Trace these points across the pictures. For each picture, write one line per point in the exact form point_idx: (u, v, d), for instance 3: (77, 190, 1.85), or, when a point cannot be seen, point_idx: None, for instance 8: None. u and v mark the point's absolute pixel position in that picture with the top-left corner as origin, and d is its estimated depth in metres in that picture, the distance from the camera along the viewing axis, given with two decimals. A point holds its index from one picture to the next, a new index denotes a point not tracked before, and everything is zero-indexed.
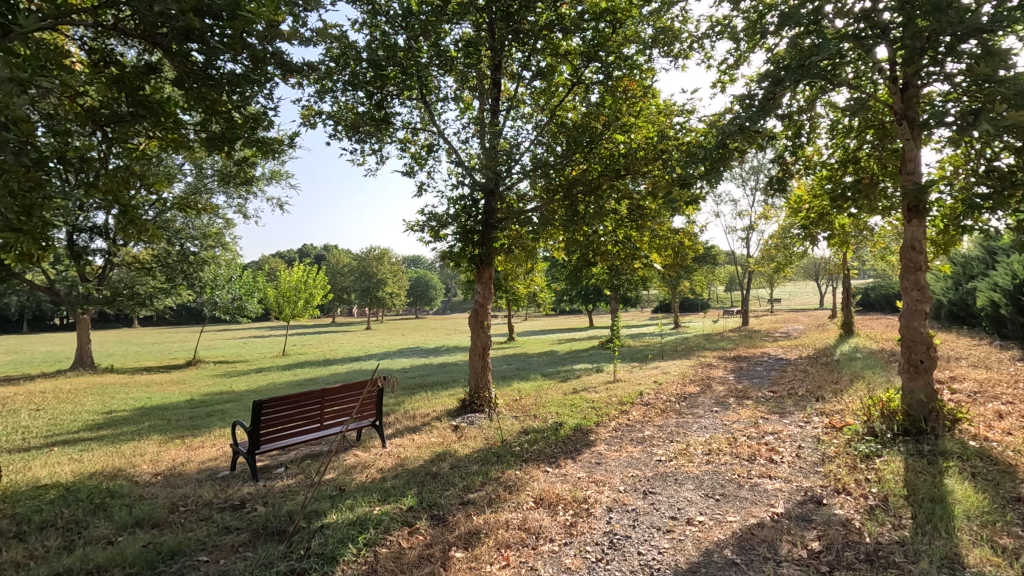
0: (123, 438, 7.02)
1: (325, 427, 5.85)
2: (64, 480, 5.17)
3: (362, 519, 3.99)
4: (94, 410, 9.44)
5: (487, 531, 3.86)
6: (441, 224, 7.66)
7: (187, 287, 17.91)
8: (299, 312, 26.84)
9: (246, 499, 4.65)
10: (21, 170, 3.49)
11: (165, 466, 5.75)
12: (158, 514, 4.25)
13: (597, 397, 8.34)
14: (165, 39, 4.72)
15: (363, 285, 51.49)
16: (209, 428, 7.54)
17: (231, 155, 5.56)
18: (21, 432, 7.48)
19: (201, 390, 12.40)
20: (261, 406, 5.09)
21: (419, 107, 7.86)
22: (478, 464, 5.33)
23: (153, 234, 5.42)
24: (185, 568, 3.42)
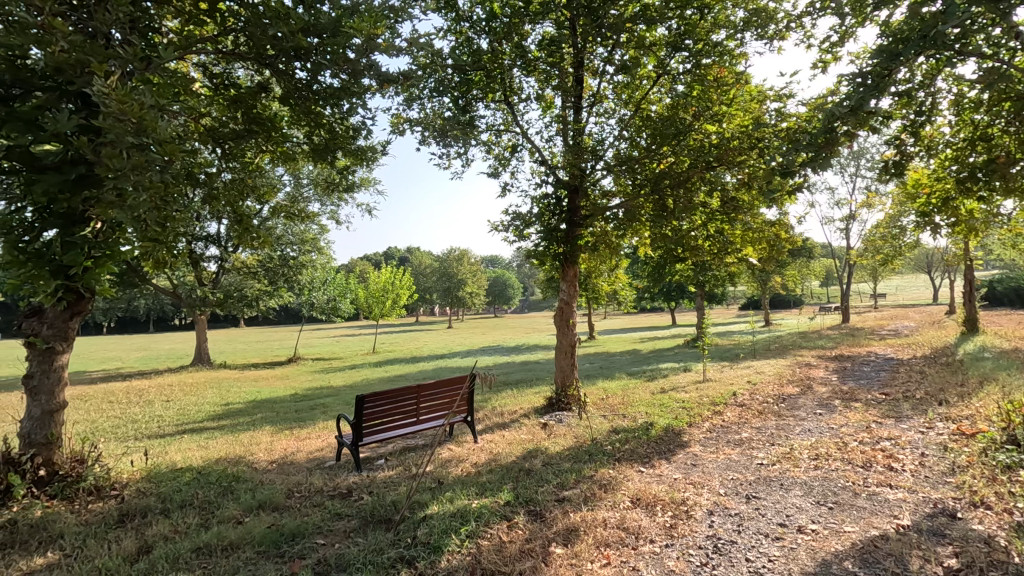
0: (240, 428, 7.69)
1: (422, 421, 6.11)
2: (196, 464, 5.75)
3: (463, 511, 4.12)
4: (215, 402, 10.42)
5: (585, 529, 3.85)
6: (525, 223, 7.77)
7: (287, 289, 19.30)
8: (388, 312, 28.10)
9: (353, 488, 4.94)
10: (163, 185, 3.91)
11: (279, 454, 6.22)
12: (277, 498, 4.61)
13: (688, 396, 8.09)
14: (273, 60, 5.11)
15: (444, 285, 52.85)
16: (314, 420, 8.09)
17: (333, 163, 5.94)
18: (156, 421, 8.39)
19: (302, 384, 13.30)
20: (363, 399, 5.40)
21: (503, 110, 8.01)
22: (570, 462, 5.33)
23: (265, 241, 5.93)
24: (306, 550, 3.69)
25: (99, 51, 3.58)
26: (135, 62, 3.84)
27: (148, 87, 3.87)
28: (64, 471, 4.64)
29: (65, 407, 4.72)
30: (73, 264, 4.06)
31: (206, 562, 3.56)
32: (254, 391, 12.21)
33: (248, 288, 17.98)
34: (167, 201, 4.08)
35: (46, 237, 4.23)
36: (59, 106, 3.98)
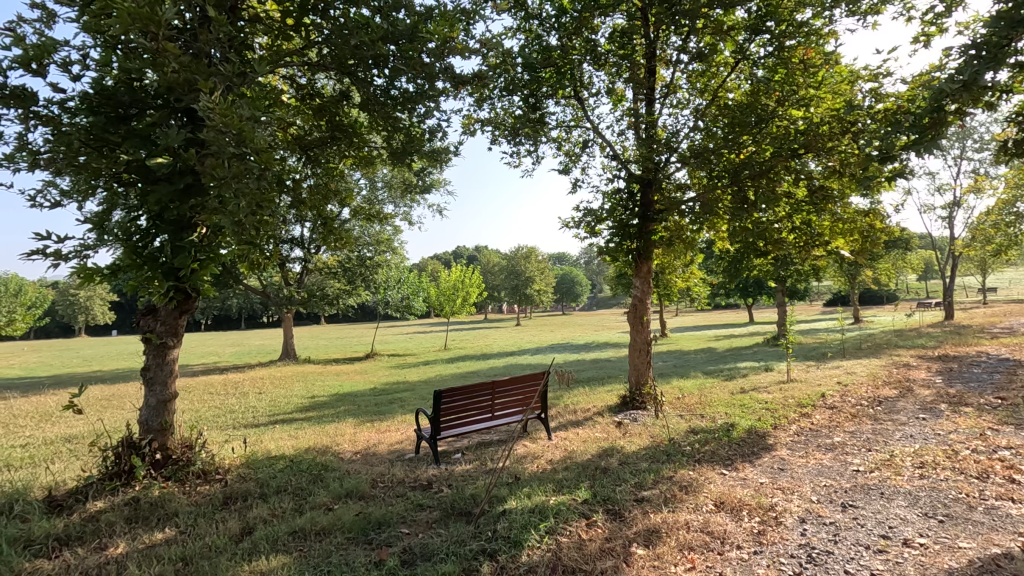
0: (326, 420, 8.12)
1: (496, 417, 6.21)
2: (288, 452, 6.14)
3: (541, 507, 4.13)
4: (302, 395, 11.06)
5: (667, 530, 3.76)
6: (597, 219, 7.68)
7: (364, 288, 20.18)
8: (458, 309, 28.71)
9: (433, 480, 5.09)
10: (258, 191, 4.20)
11: (362, 445, 6.52)
12: (363, 488, 4.84)
13: (771, 397, 7.71)
14: (354, 69, 5.35)
15: (512, 283, 53.19)
16: (393, 414, 8.41)
17: (410, 165, 6.13)
18: (252, 411, 9.03)
19: (380, 379, 13.86)
20: (441, 395, 5.55)
21: (574, 106, 7.94)
22: (647, 462, 5.22)
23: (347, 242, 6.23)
24: (392, 538, 3.84)
25: (204, 69, 3.89)
26: (234, 78, 4.14)
27: (246, 101, 4.16)
28: (176, 455, 5.06)
29: (176, 396, 5.13)
30: (182, 266, 4.44)
31: (301, 545, 3.79)
32: (337, 385, 12.87)
33: (329, 287, 18.93)
34: (262, 207, 4.37)
35: (159, 242, 4.65)
36: (169, 122, 4.37)
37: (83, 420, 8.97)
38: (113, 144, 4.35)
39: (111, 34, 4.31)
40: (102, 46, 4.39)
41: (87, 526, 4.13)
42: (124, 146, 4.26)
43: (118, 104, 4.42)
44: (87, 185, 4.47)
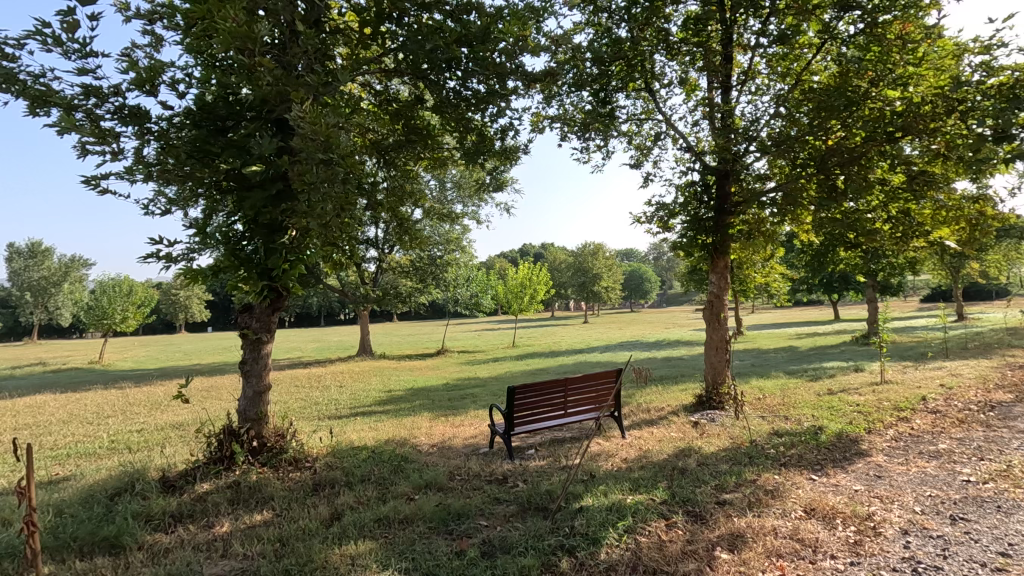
0: (402, 413, 8.42)
1: (570, 414, 6.20)
2: (370, 443, 6.42)
3: (618, 505, 4.09)
4: (379, 388, 11.54)
5: (753, 536, 3.61)
6: (670, 214, 7.49)
7: (435, 287, 20.74)
8: (526, 307, 28.89)
9: (508, 475, 5.16)
10: (343, 194, 4.41)
11: (439, 439, 6.71)
12: (441, 480, 4.98)
13: (863, 399, 7.20)
14: (429, 73, 5.51)
15: (579, 280, 52.73)
16: (466, 409, 8.59)
17: (483, 165, 6.24)
18: (334, 403, 9.53)
19: (452, 375, 14.23)
20: (514, 391, 5.62)
21: (645, 99, 7.76)
22: (728, 464, 5.03)
23: (422, 241, 6.45)
24: (471, 529, 3.93)
25: (292, 81, 4.15)
26: (320, 88, 4.38)
27: (331, 109, 4.39)
28: (270, 443, 5.42)
29: (269, 387, 5.50)
30: (275, 267, 4.76)
31: (386, 532, 3.96)
32: (411, 380, 13.33)
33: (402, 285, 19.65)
34: (346, 209, 4.59)
35: (252, 244, 4.98)
36: (262, 132, 4.68)
37: (188, 409, 9.82)
38: (213, 155, 4.71)
39: (210, 53, 4.67)
40: (202, 64, 4.76)
41: (197, 505, 4.52)
42: (222, 156, 4.61)
43: (217, 117, 4.78)
44: (191, 193, 4.88)
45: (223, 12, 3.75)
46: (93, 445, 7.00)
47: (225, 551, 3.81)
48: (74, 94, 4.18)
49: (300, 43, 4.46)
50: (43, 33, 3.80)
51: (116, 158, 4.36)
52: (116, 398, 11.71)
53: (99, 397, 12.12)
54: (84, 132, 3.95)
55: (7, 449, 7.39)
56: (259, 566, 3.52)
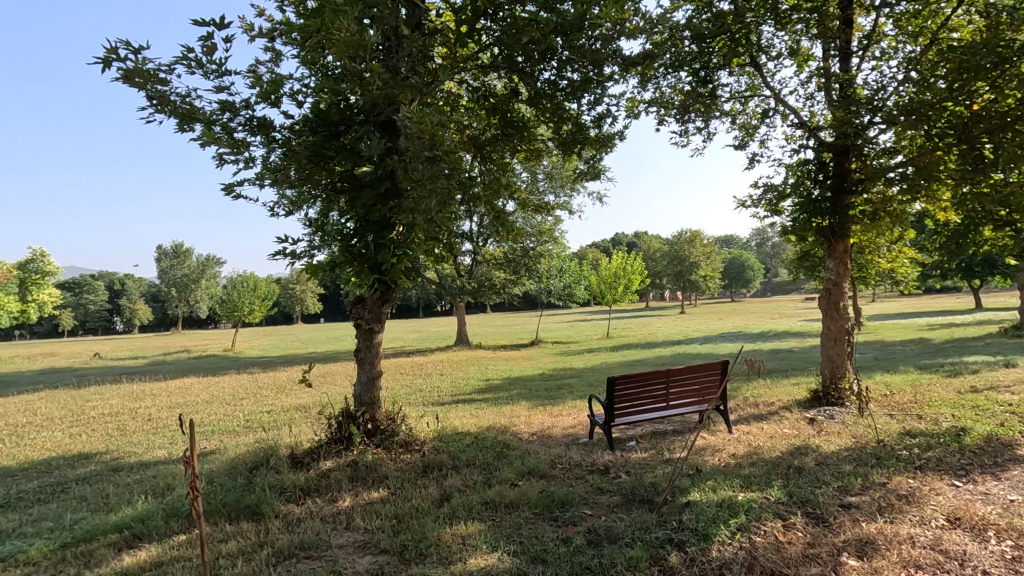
0: (501, 401, 8.64)
1: (672, 407, 6.05)
2: (472, 430, 6.66)
3: (729, 502, 3.93)
4: (478, 377, 11.90)
5: (885, 543, 3.32)
6: (779, 195, 6.99)
7: (529, 278, 20.94)
8: (620, 297, 28.37)
9: (610, 466, 5.12)
10: (447, 190, 4.58)
11: (538, 428, 6.81)
12: (543, 467, 5.06)
13: (1017, 399, 6.33)
14: (525, 65, 5.56)
15: (674, 269, 50.79)
16: (564, 399, 8.63)
17: (579, 154, 6.19)
18: (437, 390, 9.97)
19: (548, 365, 14.34)
20: (614, 382, 5.56)
21: (750, 74, 7.29)
22: (852, 464, 4.65)
23: (519, 233, 6.55)
24: (575, 517, 3.96)
25: (399, 83, 4.37)
26: (423, 88, 4.57)
27: (434, 107, 4.58)
28: (383, 426, 5.78)
29: (381, 374, 5.86)
30: (384, 261, 5.05)
31: (493, 515, 4.10)
32: (508, 369, 13.60)
33: (497, 277, 20.05)
34: (449, 205, 4.77)
35: (363, 239, 5.31)
36: (371, 135, 4.97)
37: (309, 392, 10.73)
38: (328, 158, 5.08)
39: (324, 63, 5.02)
40: (317, 75, 5.13)
41: (322, 480, 4.94)
42: (337, 159, 4.94)
43: (331, 123, 5.14)
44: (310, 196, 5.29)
45: (336, 24, 4.02)
46: (233, 423, 7.87)
47: (348, 524, 4.14)
48: (213, 110, 4.70)
49: (405, 48, 4.69)
50: (188, 58, 4.30)
51: (248, 165, 4.85)
52: (248, 382, 13.06)
53: (234, 381, 13.58)
54: (222, 144, 4.42)
55: (165, 424, 8.52)
56: (379, 540, 3.79)
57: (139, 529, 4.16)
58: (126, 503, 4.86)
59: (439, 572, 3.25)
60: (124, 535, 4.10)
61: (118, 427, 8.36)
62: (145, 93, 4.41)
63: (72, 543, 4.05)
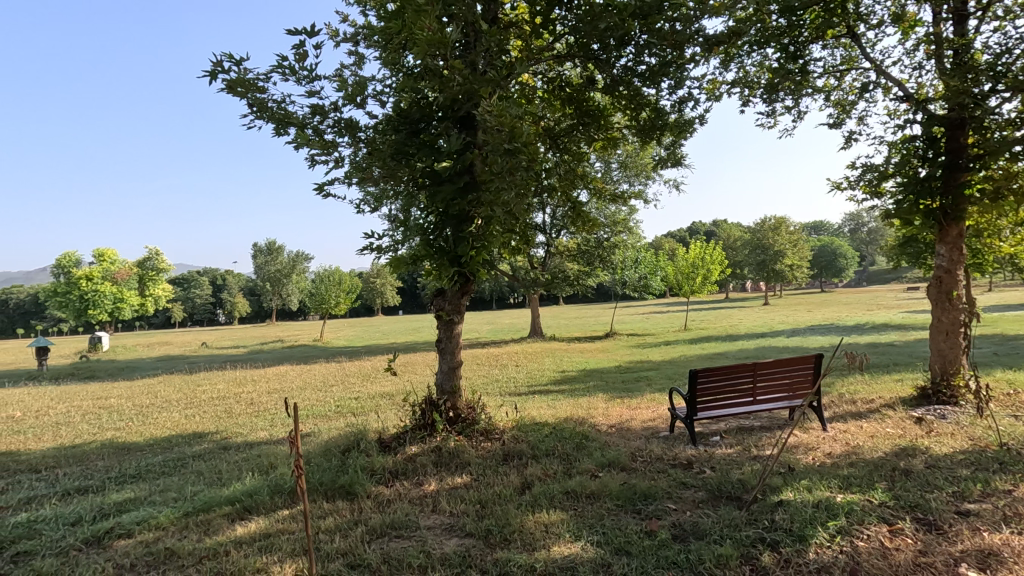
0: (578, 393, 8.62)
1: (759, 402, 5.77)
2: (550, 420, 6.70)
3: (826, 503, 3.71)
4: (554, 369, 11.94)
5: (1012, 555, 3.01)
6: (881, 175, 6.45)
7: (603, 270, 20.69)
8: (699, 288, 27.38)
9: (693, 460, 4.98)
10: (526, 181, 4.61)
11: (617, 420, 6.74)
12: (623, 460, 5.01)
13: None
14: (602, 53, 5.47)
15: (757, 258, 48.24)
16: (642, 392, 8.48)
17: (658, 141, 6.01)
18: (513, 381, 10.10)
19: (624, 357, 14.13)
20: (697, 374, 5.40)
21: (846, 46, 6.76)
22: (969, 468, 4.24)
23: (595, 224, 6.48)
24: (659, 511, 3.90)
25: (478, 78, 4.45)
26: (501, 82, 4.63)
27: (512, 100, 4.63)
28: (464, 415, 5.94)
29: (461, 363, 6.02)
30: (463, 253, 5.17)
31: (574, 505, 4.11)
32: (583, 361, 13.55)
33: (570, 269, 19.97)
34: (526, 196, 4.80)
35: (443, 233, 5.44)
36: (451, 131, 5.10)
37: (391, 381, 11.23)
38: (410, 155, 5.26)
39: (405, 63, 5.19)
40: (398, 75, 5.31)
41: (408, 464, 5.16)
42: (417, 156, 5.18)
43: (412, 121, 5.31)
44: (392, 192, 5.55)
45: (419, 24, 4.16)
46: (325, 409, 8.39)
47: (435, 507, 4.31)
48: (305, 114, 4.99)
49: (482, 42, 4.75)
50: (283, 66, 4.59)
51: (336, 165, 5.12)
52: (337, 370, 13.86)
53: (324, 369, 14.46)
54: (314, 145, 4.70)
55: (265, 407, 9.23)
56: (464, 523, 3.92)
57: (249, 502, 4.55)
58: (236, 478, 5.33)
59: (525, 558, 3.32)
60: (237, 507, 4.50)
61: (225, 410, 9.15)
62: (246, 101, 4.76)
63: (193, 512, 4.49)
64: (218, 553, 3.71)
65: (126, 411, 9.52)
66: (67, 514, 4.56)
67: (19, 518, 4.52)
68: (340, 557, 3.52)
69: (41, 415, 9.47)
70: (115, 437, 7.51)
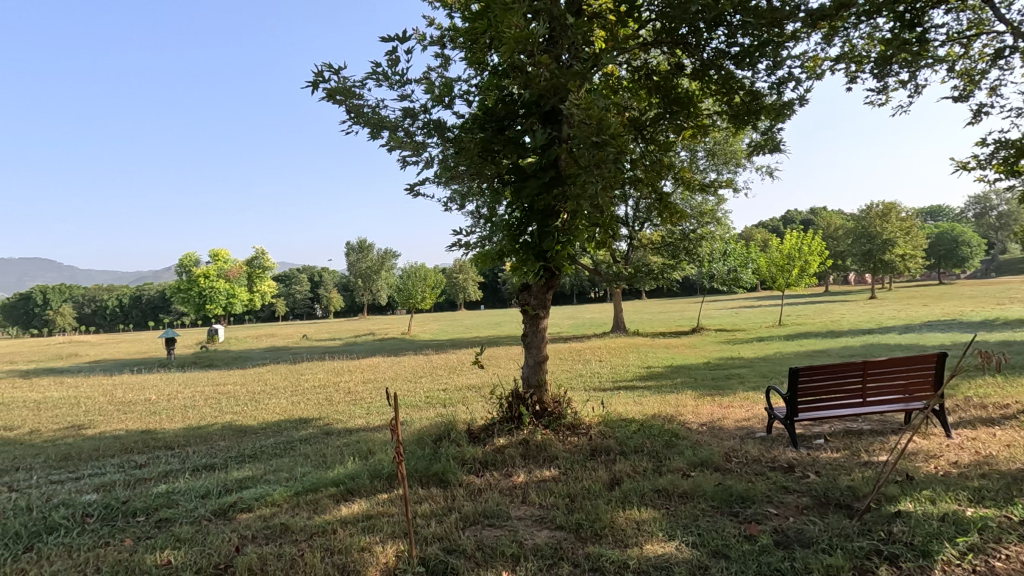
0: (665, 390, 8.40)
1: (870, 404, 5.33)
2: (638, 417, 6.58)
3: (954, 517, 3.37)
4: (639, 364, 11.70)
5: None
6: (1018, 152, 5.73)
7: (690, 262, 19.97)
8: (795, 281, 25.71)
9: (794, 464, 4.71)
10: (614, 174, 4.53)
11: (708, 418, 6.50)
12: (717, 460, 4.82)
13: None
14: (692, 36, 5.26)
15: (862, 248, 44.32)
16: (734, 390, 8.11)
17: (753, 126, 5.69)
18: (598, 376, 10.02)
19: (713, 353, 13.58)
20: (798, 372, 5.09)
21: (976, 8, 6.03)
22: None
23: (683, 216, 6.27)
24: (758, 515, 3.72)
25: (566, 72, 4.46)
26: (587, 75, 4.59)
27: (599, 90, 4.57)
28: (550, 408, 5.99)
29: (547, 357, 6.07)
30: (549, 248, 5.17)
31: (667, 503, 4.02)
32: (669, 357, 13.18)
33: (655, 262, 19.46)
34: (614, 189, 4.72)
35: (529, 228, 5.49)
36: (536, 126, 5.12)
37: (477, 374, 11.53)
38: (496, 152, 5.34)
39: (490, 61, 5.28)
40: (484, 74, 5.41)
41: (497, 455, 5.28)
42: (503, 153, 5.29)
43: (498, 118, 5.39)
44: (478, 189, 5.69)
45: (507, 22, 4.21)
46: (416, 399, 8.77)
47: (525, 498, 4.38)
48: (397, 117, 5.22)
49: (567, 36, 4.73)
50: (377, 73, 4.85)
51: (427, 165, 5.32)
52: (425, 362, 14.44)
53: (413, 361, 15.10)
54: (406, 147, 4.92)
55: (361, 396, 9.80)
56: (555, 516, 3.95)
57: (352, 485, 4.86)
58: (339, 462, 5.71)
59: (617, 554, 3.29)
60: (340, 489, 4.82)
61: (326, 398, 9.82)
62: (345, 108, 5.05)
63: (303, 491, 4.87)
64: (326, 531, 4.00)
65: (241, 397, 10.46)
66: (198, 488, 5.11)
67: (160, 489, 5.13)
68: (437, 541, 3.68)
69: (172, 399, 10.66)
70: (233, 420, 8.29)
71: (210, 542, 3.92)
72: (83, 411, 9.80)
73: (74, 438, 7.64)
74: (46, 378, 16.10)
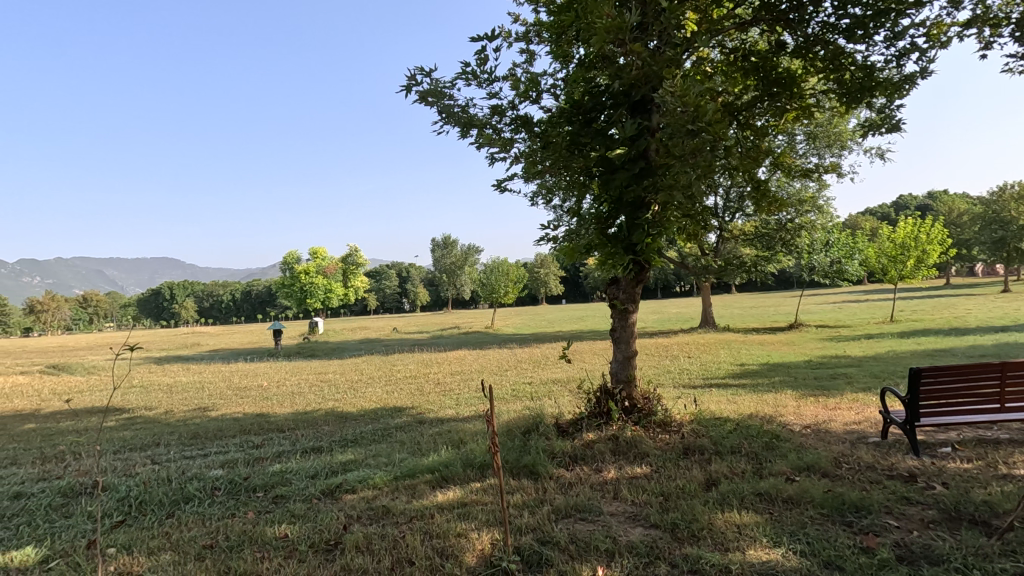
0: (762, 389, 7.95)
1: (1008, 411, 4.75)
2: (733, 416, 6.28)
3: None
4: (732, 362, 11.18)
5: None
6: None
7: (788, 254, 18.73)
8: (910, 273, 23.35)
9: (916, 473, 4.29)
10: (710, 162, 4.33)
11: (812, 420, 6.08)
12: (826, 464, 4.51)
13: None
14: (795, 12, 4.91)
15: (992, 235, 39.36)
16: (840, 391, 7.53)
17: (867, 104, 5.23)
18: (688, 373, 9.68)
19: (814, 351, 12.68)
20: (920, 373, 4.63)
21: None
22: None
23: (783, 205, 5.89)
24: (876, 527, 3.44)
25: (660, 60, 4.31)
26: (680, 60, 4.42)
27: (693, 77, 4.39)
28: (639, 405, 5.88)
29: (637, 352, 5.95)
30: (638, 241, 5.04)
31: (770, 508, 3.82)
32: (764, 354, 12.48)
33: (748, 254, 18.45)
34: (709, 178, 4.51)
35: (617, 221, 5.38)
36: (625, 117, 5.01)
37: (561, 368, 11.53)
38: (583, 145, 5.29)
39: (577, 54, 5.23)
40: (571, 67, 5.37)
41: (586, 450, 5.26)
42: (592, 145, 5.22)
43: (585, 111, 5.33)
44: (565, 183, 5.67)
45: (598, 12, 4.13)
46: (502, 392, 8.93)
47: (617, 494, 4.33)
48: (486, 115, 5.31)
49: (659, 22, 4.58)
50: (467, 73, 4.97)
51: (515, 161, 5.37)
52: (510, 356, 14.65)
53: (498, 354, 15.39)
54: (495, 144, 4.99)
55: (450, 388, 10.13)
56: (648, 514, 3.88)
57: (445, 473, 5.04)
58: (432, 450, 5.95)
59: (718, 557, 3.17)
60: (436, 476, 5.02)
61: (418, 388, 10.25)
62: (436, 109, 5.21)
63: (401, 476, 5.12)
64: (425, 515, 4.18)
65: (341, 385, 11.16)
66: (308, 469, 5.52)
67: (276, 467, 5.60)
68: (530, 532, 3.74)
69: (282, 385, 11.59)
70: (335, 406, 8.87)
71: (320, 519, 4.23)
72: (207, 395, 10.91)
73: (201, 419, 8.53)
74: (177, 365, 18.07)
